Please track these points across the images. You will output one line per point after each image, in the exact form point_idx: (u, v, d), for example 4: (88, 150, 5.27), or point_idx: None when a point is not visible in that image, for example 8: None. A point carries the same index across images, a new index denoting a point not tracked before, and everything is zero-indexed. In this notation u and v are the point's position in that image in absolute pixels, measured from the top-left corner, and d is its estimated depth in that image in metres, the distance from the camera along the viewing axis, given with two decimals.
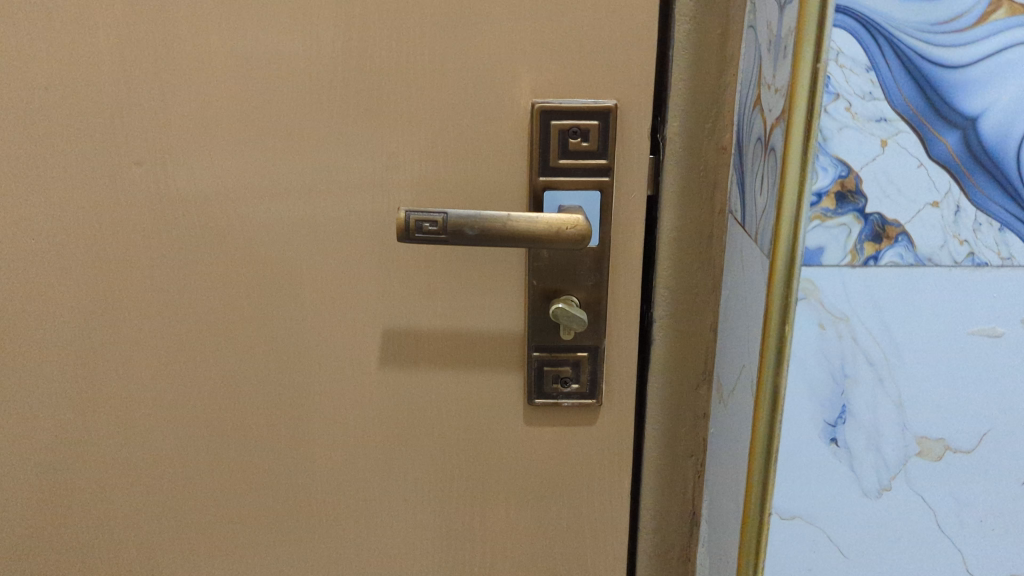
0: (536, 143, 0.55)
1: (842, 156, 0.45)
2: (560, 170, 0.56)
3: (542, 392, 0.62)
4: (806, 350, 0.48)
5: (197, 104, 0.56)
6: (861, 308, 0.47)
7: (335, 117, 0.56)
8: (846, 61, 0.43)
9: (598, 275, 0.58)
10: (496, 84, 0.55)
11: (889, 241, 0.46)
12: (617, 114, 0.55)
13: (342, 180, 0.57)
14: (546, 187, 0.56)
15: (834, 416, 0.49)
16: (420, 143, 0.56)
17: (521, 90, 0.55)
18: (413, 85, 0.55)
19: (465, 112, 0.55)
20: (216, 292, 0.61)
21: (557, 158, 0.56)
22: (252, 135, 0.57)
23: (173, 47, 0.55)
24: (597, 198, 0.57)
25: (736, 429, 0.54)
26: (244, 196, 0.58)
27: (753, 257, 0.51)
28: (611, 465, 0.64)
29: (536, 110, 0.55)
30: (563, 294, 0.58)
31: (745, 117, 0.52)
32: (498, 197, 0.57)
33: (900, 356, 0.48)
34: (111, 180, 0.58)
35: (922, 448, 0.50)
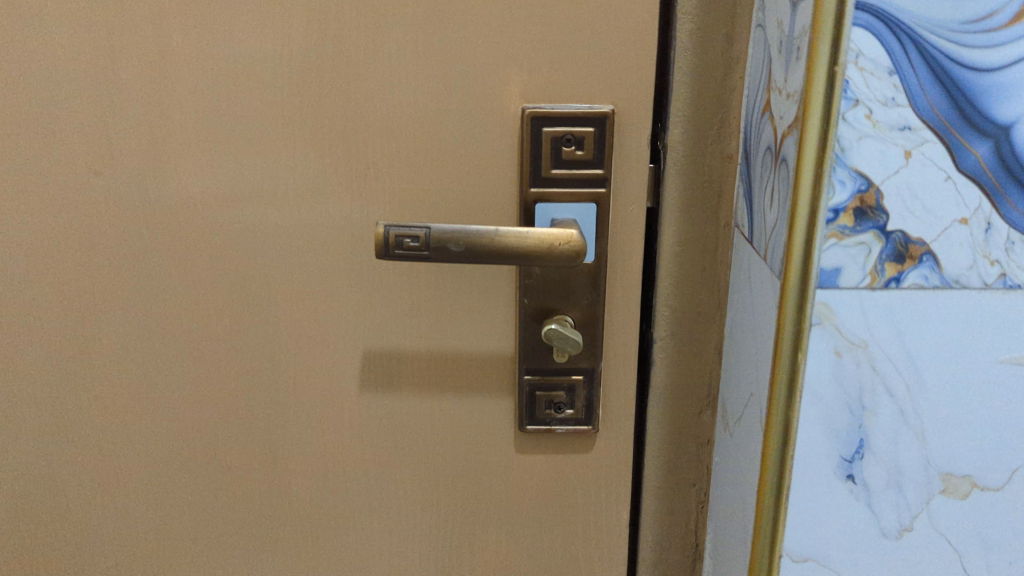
0: (527, 152, 0.51)
1: (861, 169, 0.40)
2: (553, 181, 0.52)
3: (535, 418, 0.58)
4: (821, 380, 0.44)
5: (162, 110, 0.52)
6: (881, 334, 0.43)
7: (310, 124, 0.52)
8: (866, 64, 0.39)
9: (594, 294, 0.54)
10: (483, 88, 0.50)
11: (912, 262, 0.42)
12: (614, 121, 0.51)
13: (319, 192, 0.53)
14: (538, 200, 0.52)
15: (851, 450, 0.45)
16: (403, 151, 0.52)
17: (510, 95, 0.51)
18: (395, 89, 0.51)
19: (450, 118, 0.51)
20: (189, 310, 0.56)
21: (550, 167, 0.51)
22: (222, 142, 0.53)
23: (135, 48, 0.51)
24: (593, 211, 0.52)
25: (743, 461, 0.50)
26: (215, 209, 0.54)
27: (762, 277, 0.47)
28: (609, 495, 0.60)
29: (527, 117, 0.51)
30: (556, 314, 0.54)
31: (753, 123, 0.48)
32: (486, 210, 0.53)
33: (923, 386, 0.44)
34: (73, 191, 0.54)
35: (947, 485, 0.46)
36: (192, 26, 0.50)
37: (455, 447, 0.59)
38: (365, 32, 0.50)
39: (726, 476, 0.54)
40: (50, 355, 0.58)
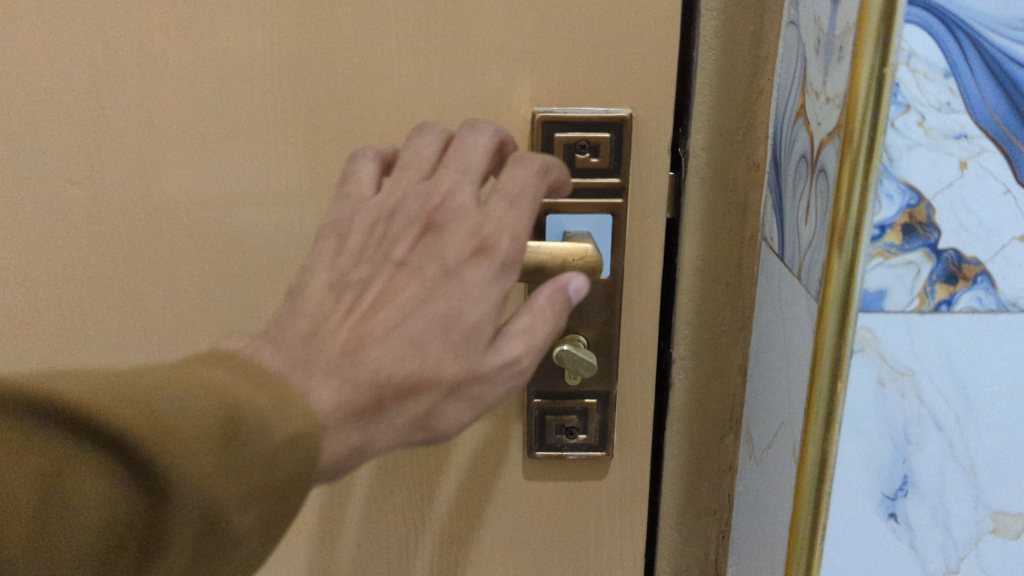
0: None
1: (911, 181, 0.37)
2: (565, 190, 0.48)
3: (545, 443, 0.54)
4: (862, 410, 0.40)
5: (131, 113, 0.46)
6: (929, 361, 0.39)
7: (298, 130, 0.47)
8: (919, 64, 0.35)
9: (609, 312, 0.50)
10: (492, 89, 0.46)
11: (965, 283, 0.38)
12: (633, 126, 0.46)
13: (309, 202, 0.48)
14: (548, 211, 0.48)
15: (894, 487, 0.41)
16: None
17: (520, 97, 0.46)
18: (394, 89, 0.46)
19: (455, 122, 0.47)
20: (166, 332, 0.51)
21: None
22: (202, 148, 0.47)
23: (98, 44, 0.45)
24: (609, 223, 0.48)
25: (772, 495, 0.46)
26: (195, 221, 0.49)
27: (795, 296, 0.43)
28: (623, 525, 0.56)
29: (538, 121, 0.46)
30: (569, 334, 0.50)
31: (785, 129, 0.44)
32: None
33: (974, 418, 0.40)
34: (35, 202, 0.49)
35: (998, 525, 0.42)
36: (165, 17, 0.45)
37: (459, 476, 0.55)
38: (360, 26, 0.45)
39: (751, 507, 0.50)
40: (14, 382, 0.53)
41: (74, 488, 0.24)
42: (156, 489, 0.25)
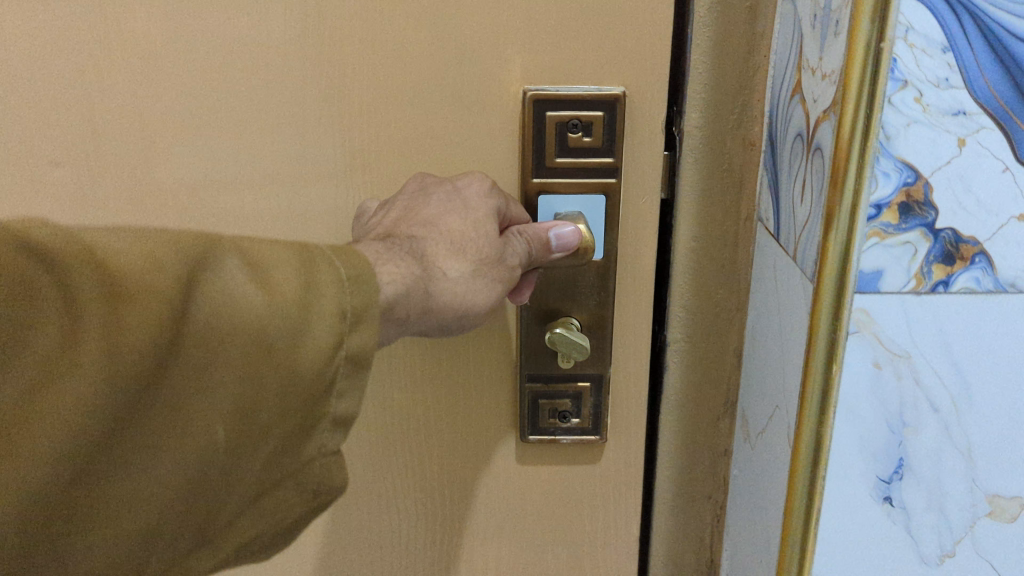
0: (529, 139, 0.46)
1: (909, 159, 0.36)
2: (558, 170, 0.47)
3: (538, 427, 0.53)
4: (858, 393, 0.39)
5: (117, 93, 0.46)
6: (926, 344, 0.38)
7: (288, 110, 0.46)
8: (917, 39, 0.34)
9: (603, 293, 0.49)
10: (482, 67, 0.45)
11: (963, 263, 0.37)
12: (625, 104, 0.46)
13: (302, 181, 0.48)
14: (540, 191, 0.48)
15: (889, 471, 0.41)
16: (394, 138, 0.47)
17: (512, 76, 0.46)
18: (385, 67, 0.45)
19: (445, 100, 0.46)
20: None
21: (554, 156, 0.47)
22: (190, 128, 0.47)
23: (80, 23, 0.44)
24: (602, 203, 0.48)
25: (767, 478, 0.46)
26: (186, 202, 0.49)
27: (790, 278, 0.42)
28: (617, 508, 0.56)
29: (528, 100, 0.46)
30: (562, 316, 0.50)
31: (781, 107, 0.44)
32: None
33: (971, 401, 0.39)
34: (24, 184, 0.48)
35: (995, 508, 0.41)
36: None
37: (452, 459, 0.55)
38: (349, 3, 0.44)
39: (746, 491, 0.50)
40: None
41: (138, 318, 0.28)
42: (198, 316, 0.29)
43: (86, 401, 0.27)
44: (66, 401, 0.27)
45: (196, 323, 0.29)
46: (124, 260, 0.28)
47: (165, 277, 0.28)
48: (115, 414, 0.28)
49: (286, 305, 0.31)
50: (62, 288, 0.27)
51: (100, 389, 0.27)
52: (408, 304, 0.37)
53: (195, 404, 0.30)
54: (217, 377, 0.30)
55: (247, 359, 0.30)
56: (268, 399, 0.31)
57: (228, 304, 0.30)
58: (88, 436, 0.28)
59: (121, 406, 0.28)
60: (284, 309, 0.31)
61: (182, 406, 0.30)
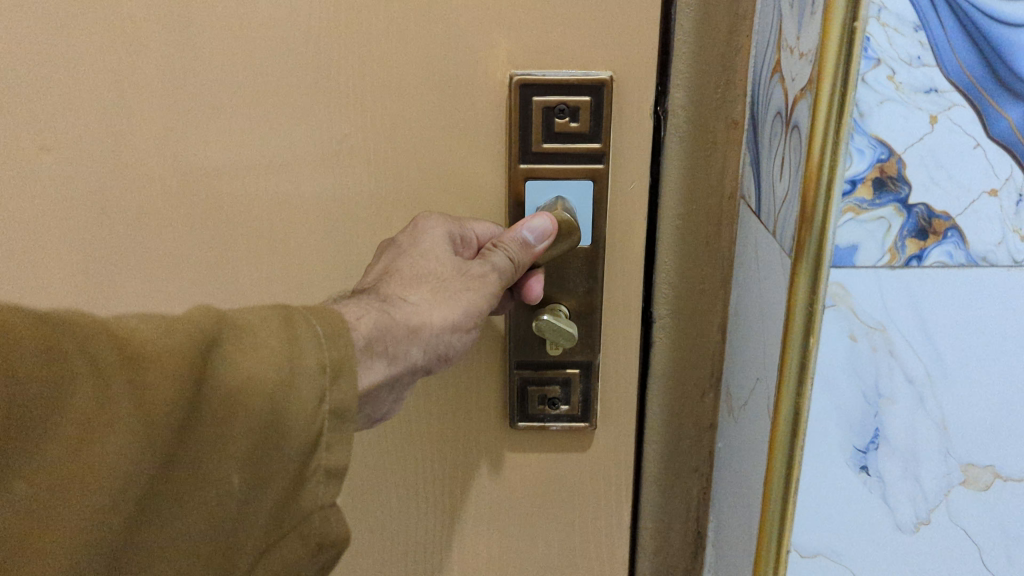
0: (516, 124, 0.47)
1: (883, 136, 0.37)
2: (544, 156, 0.47)
3: (527, 414, 0.54)
4: (834, 365, 0.41)
5: (105, 81, 0.46)
6: (900, 316, 0.39)
7: (274, 96, 0.47)
8: (889, 19, 0.35)
9: (591, 281, 0.50)
10: (467, 52, 0.46)
11: (936, 238, 0.38)
12: (613, 88, 0.46)
13: (290, 171, 0.48)
14: (527, 176, 0.48)
15: (865, 441, 0.42)
16: (381, 127, 0.47)
17: (498, 62, 0.46)
18: (372, 56, 0.46)
19: (429, 87, 0.46)
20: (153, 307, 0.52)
21: (541, 141, 0.47)
22: (182, 119, 0.47)
23: (68, 12, 0.45)
24: (589, 188, 0.48)
25: (749, 451, 0.47)
26: (176, 193, 0.49)
27: (770, 253, 0.43)
28: (606, 487, 0.57)
29: (515, 84, 0.46)
30: (550, 302, 0.51)
31: (762, 86, 0.44)
32: (472, 189, 0.49)
33: (945, 371, 0.41)
34: (18, 177, 0.49)
35: (968, 476, 0.42)
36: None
37: (443, 441, 0.56)
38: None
39: (730, 462, 0.51)
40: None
41: (149, 393, 0.30)
42: (205, 383, 0.31)
43: (108, 470, 0.29)
44: (90, 474, 0.29)
45: (207, 386, 0.31)
46: (129, 342, 0.30)
47: (169, 354, 0.31)
48: (141, 485, 0.31)
49: (285, 364, 0.33)
50: (86, 363, 0.29)
51: (122, 459, 0.30)
52: (386, 337, 0.39)
53: (212, 468, 0.32)
54: (232, 441, 0.32)
55: (256, 416, 0.32)
56: (274, 458, 0.33)
57: (236, 372, 0.32)
58: (118, 509, 0.30)
59: (147, 472, 0.31)
60: (285, 371, 0.33)
61: (196, 472, 0.32)
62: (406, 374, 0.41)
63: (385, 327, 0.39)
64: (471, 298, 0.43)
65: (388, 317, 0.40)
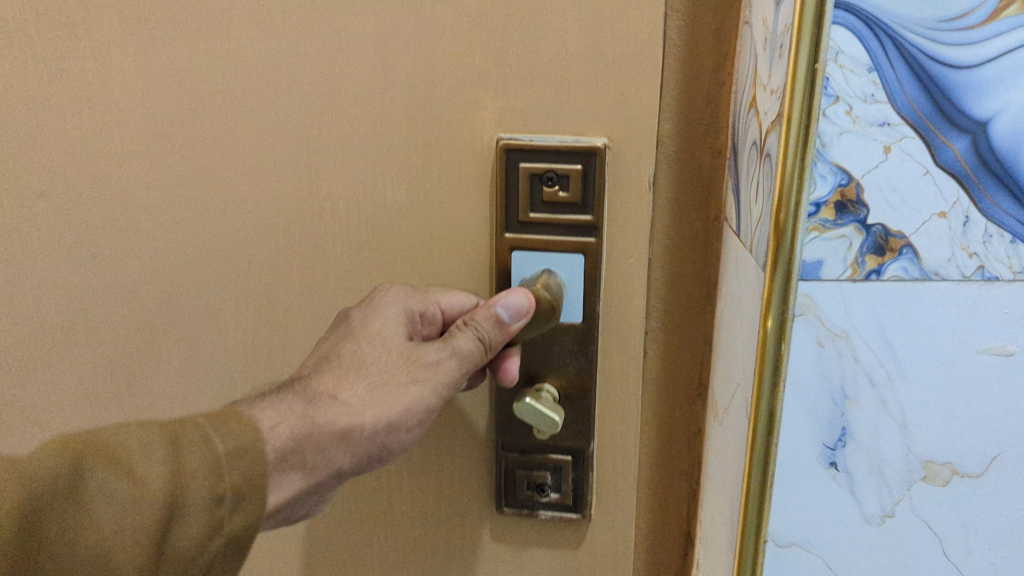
0: (504, 191, 0.49)
1: (842, 164, 0.42)
2: (532, 224, 0.50)
3: (516, 500, 0.57)
4: (804, 368, 0.45)
5: (139, 117, 0.51)
6: (862, 325, 0.44)
7: (283, 140, 0.50)
8: (845, 61, 0.40)
9: (579, 361, 0.53)
10: (461, 112, 0.48)
11: (892, 254, 0.43)
12: (605, 158, 0.48)
13: (296, 212, 0.51)
14: (513, 245, 0.50)
15: (834, 439, 0.46)
16: (378, 174, 0.50)
17: (485, 122, 0.48)
18: (370, 107, 0.48)
19: (427, 141, 0.49)
20: (191, 343, 0.56)
21: (528, 211, 0.49)
22: (202, 155, 0.51)
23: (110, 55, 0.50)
24: (579, 260, 0.50)
25: (732, 450, 0.52)
26: (199, 233, 0.53)
27: (748, 269, 0.48)
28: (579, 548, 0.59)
29: (504, 149, 0.48)
30: (541, 382, 0.54)
31: (741, 118, 0.49)
32: (466, 234, 0.51)
33: (904, 376, 0.45)
34: (60, 200, 0.53)
35: (928, 472, 0.47)
36: (160, 41, 0.49)
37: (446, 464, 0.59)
38: (332, 46, 0.47)
39: (716, 464, 0.55)
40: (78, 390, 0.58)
41: None
42: (40, 532, 0.31)
43: None
44: None
45: (42, 534, 0.31)
46: None
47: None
48: None
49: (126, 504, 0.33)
50: None
51: None
52: (306, 449, 0.41)
53: None
54: None
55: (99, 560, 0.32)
56: None
57: (74, 517, 0.32)
58: None
59: None
60: (125, 511, 0.33)
61: None
62: (329, 479, 0.43)
63: (304, 439, 0.41)
64: (414, 395, 0.44)
65: (310, 422, 0.41)
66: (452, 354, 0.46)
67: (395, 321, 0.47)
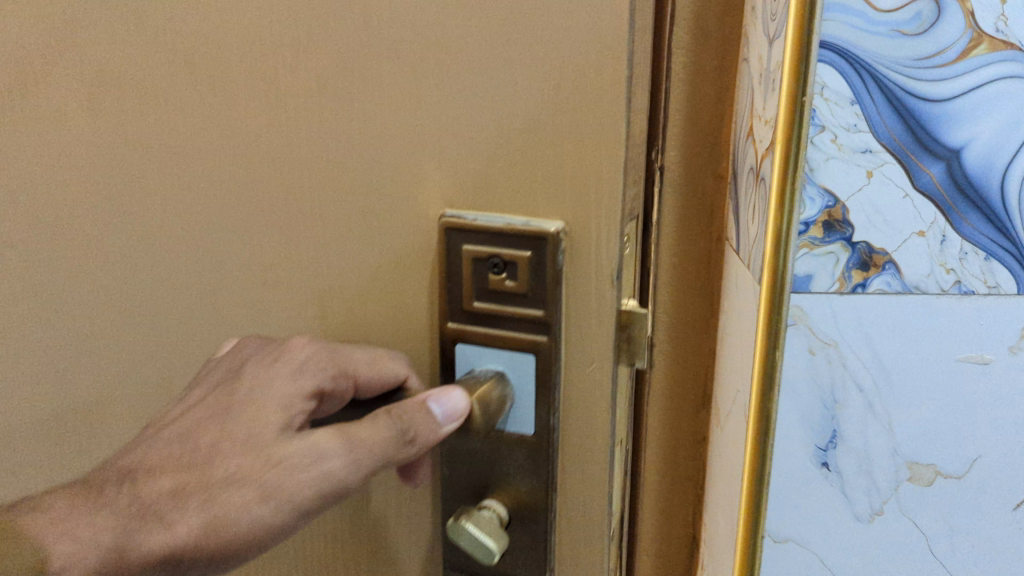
0: (446, 271, 0.39)
1: (828, 187, 0.46)
2: (477, 315, 0.39)
3: None
4: (796, 374, 0.49)
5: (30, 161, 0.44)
6: (850, 334, 0.48)
7: (192, 195, 0.42)
8: (830, 95, 0.45)
9: (534, 475, 0.41)
10: (398, 181, 0.38)
11: (877, 269, 0.47)
12: (558, 246, 0.36)
13: (217, 283, 0.44)
14: (457, 337, 0.40)
15: (825, 440, 0.50)
16: (305, 246, 0.41)
17: (432, 197, 0.38)
18: (315, 153, 0.39)
19: (356, 211, 0.39)
20: (111, 416, 0.49)
21: (473, 299, 0.39)
22: (103, 207, 0.44)
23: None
24: (531, 361, 0.38)
25: (733, 453, 0.55)
26: (146, 280, 0.45)
27: (746, 283, 0.52)
28: None
29: (445, 226, 0.38)
30: (487, 491, 0.42)
31: (740, 147, 0.54)
32: (405, 325, 0.41)
33: (889, 382, 0.49)
34: None
35: (913, 473, 0.50)
36: (109, 78, 0.41)
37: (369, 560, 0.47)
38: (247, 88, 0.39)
39: (719, 469, 0.59)
40: (8, 433, 0.51)
41: None
42: None
43: None
44: None
45: None
46: None
47: None
48: None
49: None
50: None
51: None
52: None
53: None
54: None
55: None
56: None
57: None
58: None
59: None
60: None
61: None
62: None
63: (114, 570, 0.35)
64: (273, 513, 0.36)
65: (119, 554, 0.35)
66: (351, 457, 0.37)
67: (275, 410, 0.38)
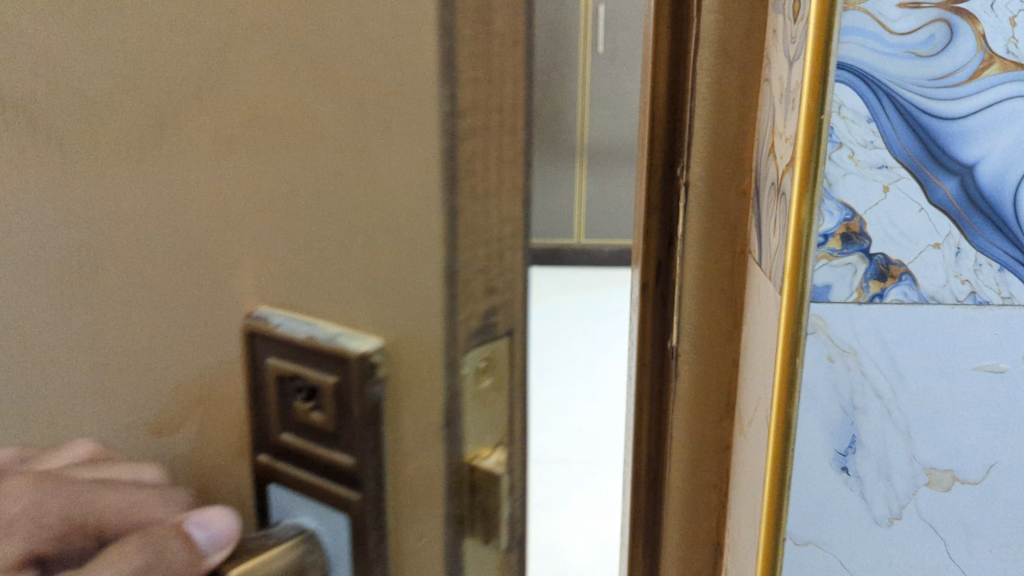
0: (252, 390, 0.31)
1: (847, 201, 0.48)
2: (287, 450, 0.30)
3: None
4: (816, 382, 0.51)
5: None
6: (868, 344, 0.50)
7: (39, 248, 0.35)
8: (847, 113, 0.47)
9: None
10: (212, 270, 0.31)
11: (893, 280, 0.49)
12: (372, 372, 0.27)
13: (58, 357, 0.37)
14: (269, 474, 0.31)
15: (844, 446, 0.52)
16: (138, 336, 0.35)
17: (243, 285, 0.30)
18: (165, 212, 0.32)
19: (184, 303, 0.32)
20: None
21: (281, 432, 0.30)
22: None
23: None
24: (341, 524, 0.29)
25: (755, 459, 0.57)
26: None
27: (768, 294, 0.54)
28: None
29: (249, 334, 0.30)
30: None
31: (762, 164, 0.56)
32: (214, 444, 0.33)
33: (906, 390, 0.50)
34: None
35: (931, 479, 0.52)
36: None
37: None
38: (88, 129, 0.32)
39: (742, 476, 0.61)
40: None
41: None
42: None
43: None
44: None
45: None
46: None
47: None
48: None
49: None
50: None
51: None
52: None
53: None
54: None
55: None
56: None
57: None
58: None
59: None
60: None
61: None
62: None
63: None
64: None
65: None
66: None
67: None
